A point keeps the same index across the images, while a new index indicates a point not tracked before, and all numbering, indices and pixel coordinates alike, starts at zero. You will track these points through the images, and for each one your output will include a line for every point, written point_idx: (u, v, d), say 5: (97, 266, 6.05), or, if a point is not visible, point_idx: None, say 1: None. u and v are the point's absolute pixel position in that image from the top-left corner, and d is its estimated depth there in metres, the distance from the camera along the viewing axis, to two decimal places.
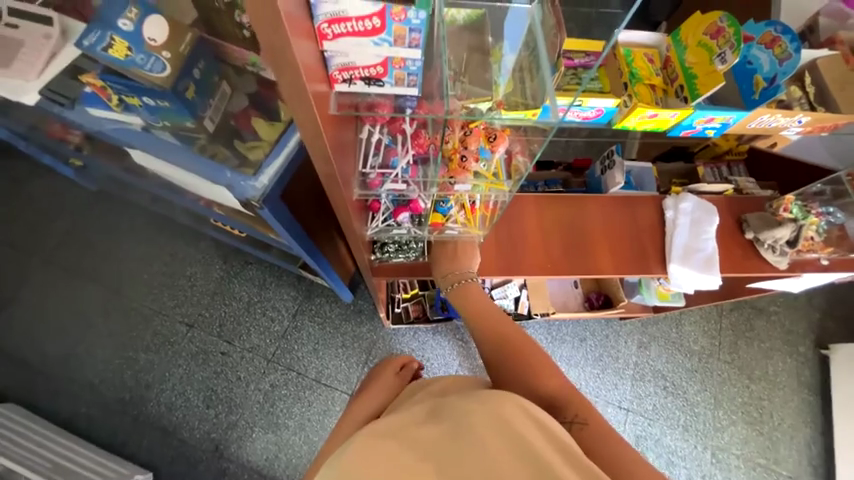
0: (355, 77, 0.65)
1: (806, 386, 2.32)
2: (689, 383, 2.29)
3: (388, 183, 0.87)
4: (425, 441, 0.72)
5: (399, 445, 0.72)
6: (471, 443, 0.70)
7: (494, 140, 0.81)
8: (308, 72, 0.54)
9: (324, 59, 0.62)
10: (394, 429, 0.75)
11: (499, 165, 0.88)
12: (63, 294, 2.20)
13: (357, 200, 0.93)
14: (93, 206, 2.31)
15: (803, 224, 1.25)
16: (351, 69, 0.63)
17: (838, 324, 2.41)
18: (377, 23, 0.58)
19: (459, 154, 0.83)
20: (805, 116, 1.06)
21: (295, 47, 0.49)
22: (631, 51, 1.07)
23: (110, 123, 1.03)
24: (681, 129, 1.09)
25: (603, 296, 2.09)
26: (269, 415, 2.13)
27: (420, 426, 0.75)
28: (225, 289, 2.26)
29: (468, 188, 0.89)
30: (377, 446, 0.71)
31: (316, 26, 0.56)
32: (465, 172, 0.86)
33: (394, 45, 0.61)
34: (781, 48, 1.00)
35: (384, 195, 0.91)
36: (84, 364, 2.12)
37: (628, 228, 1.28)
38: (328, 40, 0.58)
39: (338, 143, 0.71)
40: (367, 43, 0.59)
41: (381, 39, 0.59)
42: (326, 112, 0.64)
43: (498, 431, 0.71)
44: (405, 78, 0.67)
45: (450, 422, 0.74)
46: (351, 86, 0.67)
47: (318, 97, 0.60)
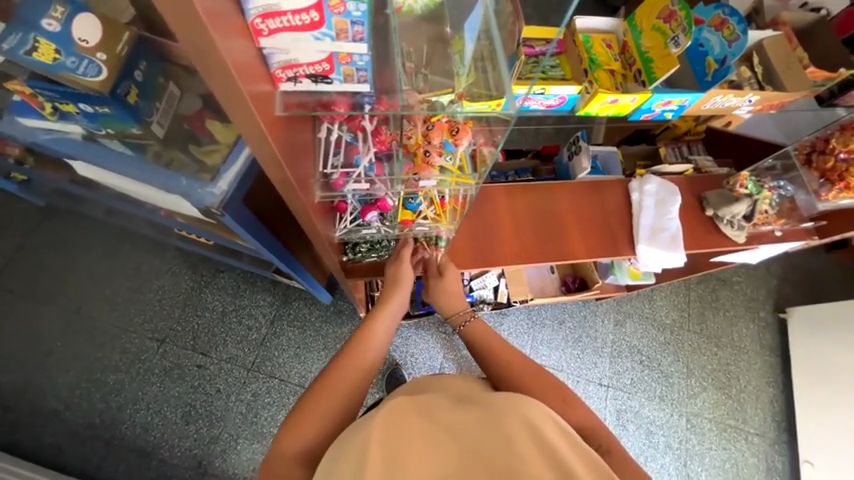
0: (300, 75, 0.62)
1: (767, 349, 2.48)
2: (663, 355, 2.40)
3: (352, 183, 0.83)
4: (450, 422, 0.75)
5: (424, 423, 0.75)
6: (495, 433, 0.72)
7: (457, 133, 0.79)
8: (240, 68, 0.50)
9: (264, 58, 0.58)
10: (420, 408, 0.78)
11: (465, 158, 0.87)
12: (17, 319, 2.05)
13: (322, 201, 0.89)
14: (43, 223, 2.15)
15: (758, 199, 1.31)
16: (294, 66, 0.60)
17: (793, 289, 2.58)
18: (316, 16, 0.53)
19: (423, 149, 0.81)
20: (754, 95, 1.11)
21: (225, 46, 0.46)
22: (590, 37, 1.08)
23: (45, 133, 0.95)
24: (642, 113, 1.11)
25: (578, 278, 2.15)
26: (253, 425, 2.08)
27: (446, 407, 0.78)
28: (197, 300, 2.17)
29: (432, 184, 0.87)
30: (402, 422, 0.75)
31: (249, 22, 0.52)
32: (429, 168, 0.84)
33: (337, 40, 0.57)
34: (729, 30, 1.01)
35: (349, 195, 0.87)
36: (47, 391, 1.99)
37: (598, 208, 1.31)
38: (264, 36, 0.54)
39: (291, 144, 0.68)
40: (307, 37, 0.56)
41: (322, 34, 0.56)
42: (269, 114, 0.60)
43: (522, 426, 0.73)
44: (354, 74, 0.64)
45: (476, 410, 0.77)
46: (297, 84, 0.64)
47: (260, 97, 0.57)
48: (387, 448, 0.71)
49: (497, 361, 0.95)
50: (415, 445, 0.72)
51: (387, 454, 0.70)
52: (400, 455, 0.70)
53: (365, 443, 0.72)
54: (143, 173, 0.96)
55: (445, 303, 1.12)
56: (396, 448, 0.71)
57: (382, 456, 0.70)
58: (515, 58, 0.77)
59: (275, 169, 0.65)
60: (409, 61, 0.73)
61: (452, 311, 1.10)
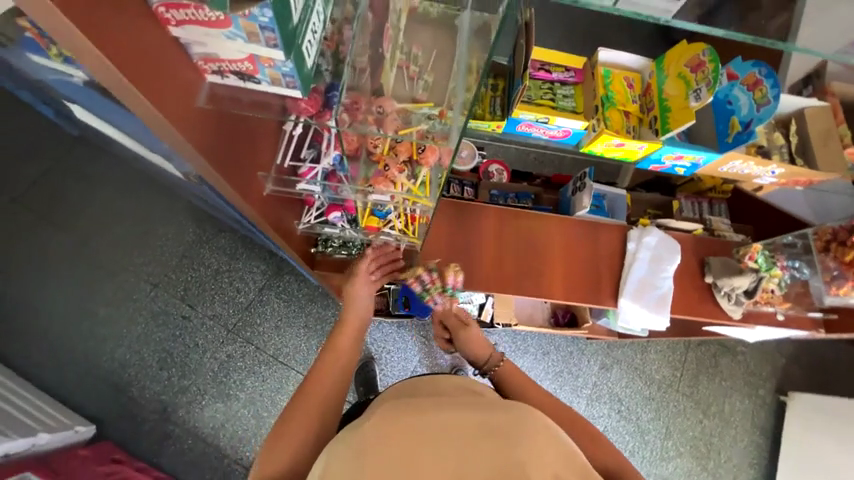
0: (225, 69, 0.61)
1: (759, 429, 2.33)
2: (644, 410, 2.29)
3: (305, 182, 0.81)
4: (450, 426, 0.69)
5: (416, 426, 0.69)
6: (499, 440, 0.67)
7: (423, 152, 0.76)
8: (109, 45, 0.46)
9: (184, 47, 0.57)
10: (416, 409, 0.73)
11: (428, 178, 0.82)
12: (25, 236, 2.13)
13: (273, 196, 0.87)
14: (65, 150, 2.21)
15: (765, 276, 1.21)
16: (215, 60, 0.59)
17: (802, 374, 2.40)
18: (221, 15, 0.50)
19: (384, 163, 0.80)
20: (779, 167, 1.02)
21: (102, 33, 0.45)
22: (610, 73, 1.02)
23: (52, 74, 0.97)
24: (650, 162, 1.05)
25: (570, 314, 2.06)
26: (222, 385, 2.13)
27: (448, 408, 0.72)
28: (195, 254, 2.22)
29: (387, 199, 0.83)
30: (396, 424, 0.70)
31: (154, 9, 0.51)
32: (387, 183, 0.81)
33: (249, 42, 0.54)
34: (761, 92, 0.91)
35: (304, 193, 0.84)
36: (41, 311, 2.08)
37: (589, 255, 1.24)
38: (173, 26, 0.53)
39: (221, 138, 0.67)
40: (218, 34, 0.54)
41: (232, 33, 0.53)
42: (185, 107, 0.59)
43: (525, 436, 0.67)
44: (281, 78, 0.62)
45: (479, 412, 0.71)
46: (224, 78, 0.63)
47: (168, 88, 0.55)
48: (386, 447, 0.67)
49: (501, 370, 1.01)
50: (414, 445, 0.67)
51: (385, 454, 0.66)
52: (397, 458, 0.66)
53: (361, 443, 0.68)
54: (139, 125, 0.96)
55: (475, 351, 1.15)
56: (393, 448, 0.67)
57: (380, 456, 0.66)
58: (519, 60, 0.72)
59: (205, 168, 0.65)
60: (414, 63, 0.77)
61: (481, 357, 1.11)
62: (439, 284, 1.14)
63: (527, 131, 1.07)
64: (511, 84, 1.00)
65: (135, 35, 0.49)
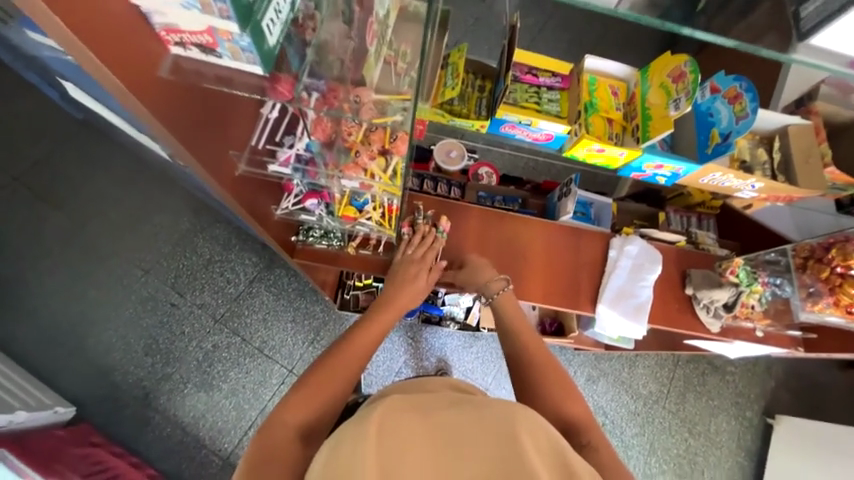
0: (186, 41, 0.60)
1: (744, 451, 2.30)
2: (628, 424, 2.27)
3: (277, 164, 0.82)
4: (446, 423, 0.66)
5: (414, 423, 0.66)
6: (496, 435, 0.64)
7: (396, 141, 0.79)
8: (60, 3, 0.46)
9: (144, 15, 0.56)
10: (415, 407, 0.69)
11: (400, 169, 0.84)
12: (22, 215, 2.15)
13: (247, 177, 0.87)
14: (67, 132, 2.23)
15: (745, 291, 1.21)
16: (176, 31, 0.58)
17: (791, 398, 2.37)
18: None
19: (357, 149, 0.81)
20: (758, 181, 1.02)
21: None
22: (596, 80, 1.03)
23: (48, 51, 0.98)
24: (631, 170, 1.06)
25: (557, 323, 2.03)
26: (205, 375, 2.13)
27: (443, 406, 0.69)
28: (188, 243, 2.23)
29: (358, 186, 0.84)
30: (393, 420, 0.66)
31: None
32: (357, 169, 0.82)
33: (205, 14, 0.53)
34: (741, 106, 0.93)
35: (279, 177, 0.86)
36: (32, 291, 2.09)
37: (570, 259, 1.25)
38: None
39: (185, 108, 0.67)
40: (174, 4, 0.52)
41: (188, 4, 0.52)
42: (145, 74, 0.58)
43: (520, 428, 0.65)
44: (241, 54, 0.61)
45: (474, 407, 0.68)
46: (187, 50, 0.62)
47: (127, 54, 0.55)
48: (385, 448, 0.62)
49: (510, 356, 1.02)
50: (410, 442, 0.63)
51: (383, 454, 0.62)
52: (395, 460, 0.62)
53: (358, 444, 0.63)
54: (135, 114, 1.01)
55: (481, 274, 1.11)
56: (389, 448, 0.62)
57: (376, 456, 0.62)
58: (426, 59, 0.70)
59: (176, 145, 0.66)
60: (404, 61, 0.78)
61: (487, 279, 1.11)
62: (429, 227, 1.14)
63: (511, 132, 1.09)
64: (496, 85, 1.03)
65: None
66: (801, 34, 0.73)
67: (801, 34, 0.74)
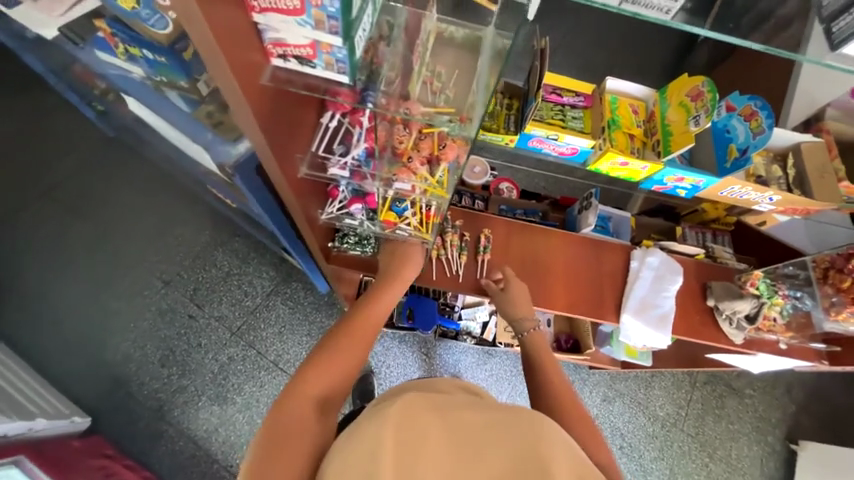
0: (288, 54, 0.70)
1: (767, 479, 2.22)
2: (647, 448, 2.20)
3: (335, 167, 0.91)
4: (469, 424, 0.69)
5: (436, 421, 0.69)
6: (518, 442, 0.67)
7: (445, 148, 0.88)
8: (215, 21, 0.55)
9: (259, 32, 0.67)
10: (438, 407, 0.72)
11: (447, 174, 0.92)
12: (53, 227, 2.22)
13: (305, 181, 0.96)
14: (99, 148, 2.33)
15: (766, 303, 1.24)
16: (283, 45, 0.68)
17: (813, 423, 2.30)
18: (297, 4, 0.60)
19: (409, 155, 0.90)
20: (775, 194, 1.07)
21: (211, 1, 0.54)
22: (617, 99, 1.11)
23: (115, 69, 1.08)
24: (653, 183, 1.12)
25: (573, 339, 1.98)
26: (219, 388, 2.13)
27: (467, 408, 0.72)
28: (208, 255, 2.26)
29: (409, 189, 0.92)
30: (416, 416, 0.69)
31: None
32: (409, 173, 0.91)
33: (315, 29, 0.63)
34: (757, 123, 0.99)
35: (338, 181, 0.94)
36: (58, 300, 2.14)
37: (593, 270, 1.28)
38: (257, 12, 0.62)
39: (275, 114, 0.76)
40: (292, 21, 0.63)
41: (303, 20, 0.62)
42: (253, 82, 0.67)
43: (541, 438, 0.68)
44: (334, 64, 0.71)
45: (490, 412, 0.72)
46: (286, 62, 0.71)
47: (241, 60, 0.63)
48: (404, 446, 0.66)
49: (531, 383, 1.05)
50: (432, 437, 0.67)
51: (402, 452, 0.65)
52: (417, 454, 0.65)
53: (381, 432, 0.67)
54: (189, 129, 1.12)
55: (513, 310, 1.18)
56: (408, 445, 0.66)
57: (399, 445, 0.66)
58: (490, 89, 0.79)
59: (261, 142, 0.75)
60: (438, 79, 0.85)
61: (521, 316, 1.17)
62: (462, 240, 1.24)
63: (537, 146, 1.15)
64: (524, 103, 1.09)
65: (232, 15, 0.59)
66: (834, 45, 0.78)
67: (833, 44, 0.79)
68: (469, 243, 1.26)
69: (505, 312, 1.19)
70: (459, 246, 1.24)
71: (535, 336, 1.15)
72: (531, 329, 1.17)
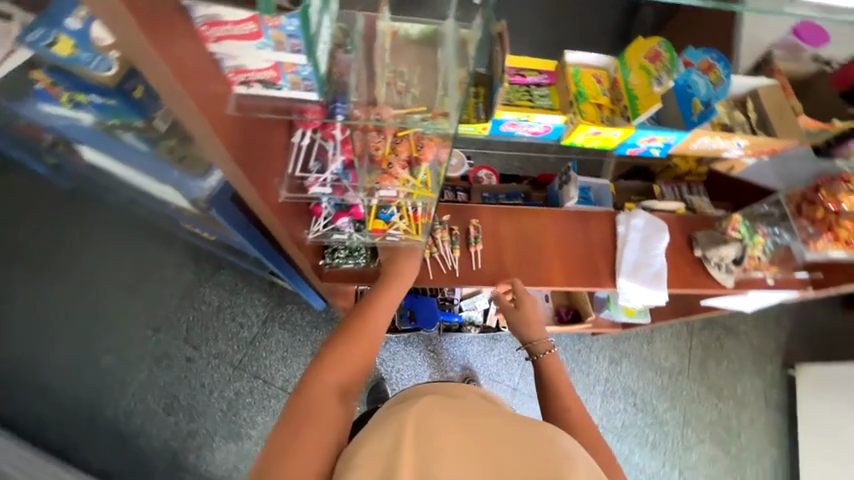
0: (251, 79, 0.69)
1: (773, 407, 2.33)
2: (659, 401, 2.27)
3: (320, 186, 0.90)
4: (486, 428, 0.74)
5: (456, 426, 0.73)
6: (533, 450, 0.72)
7: (422, 148, 0.87)
8: (172, 58, 0.53)
9: (217, 62, 0.65)
10: (458, 410, 0.76)
11: (429, 174, 0.92)
12: (24, 293, 2.10)
13: (287, 203, 0.94)
14: (57, 203, 2.20)
15: (749, 244, 1.30)
16: (244, 71, 0.67)
17: (805, 347, 2.43)
18: (254, 28, 0.58)
19: (389, 161, 0.89)
20: (742, 139, 1.11)
21: (163, 40, 0.52)
22: (579, 72, 1.12)
23: (62, 118, 1.02)
24: (626, 147, 1.14)
25: (573, 310, 2.01)
26: (231, 424, 2.08)
27: (485, 414, 0.77)
28: (194, 293, 2.19)
29: (394, 194, 0.92)
30: (436, 420, 0.74)
31: (197, 28, 0.58)
32: (391, 179, 0.91)
33: (276, 50, 0.62)
34: (716, 75, 1.04)
35: (322, 199, 0.93)
36: (43, 368, 2.03)
37: (583, 241, 1.31)
38: (212, 42, 0.60)
39: (246, 142, 0.74)
40: (250, 46, 0.61)
41: (262, 44, 0.61)
42: (219, 114, 0.65)
43: (553, 450, 0.72)
44: (300, 83, 0.71)
45: (506, 418, 0.77)
46: (250, 88, 0.71)
47: (204, 93, 0.61)
48: (421, 447, 0.71)
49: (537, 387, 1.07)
50: (453, 440, 0.72)
51: (420, 452, 0.70)
52: (436, 455, 0.70)
53: (402, 432, 0.72)
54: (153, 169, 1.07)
55: (528, 332, 1.19)
56: (426, 445, 0.71)
57: (420, 446, 0.71)
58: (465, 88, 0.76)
59: (236, 172, 0.72)
60: (402, 78, 0.84)
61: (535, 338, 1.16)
62: (453, 235, 1.24)
63: (510, 130, 1.15)
64: (491, 89, 1.08)
65: (185, 48, 0.56)
66: None
67: None
68: (459, 243, 1.25)
69: (521, 334, 1.21)
70: (451, 241, 1.25)
71: (550, 359, 1.09)
72: (546, 351, 1.12)
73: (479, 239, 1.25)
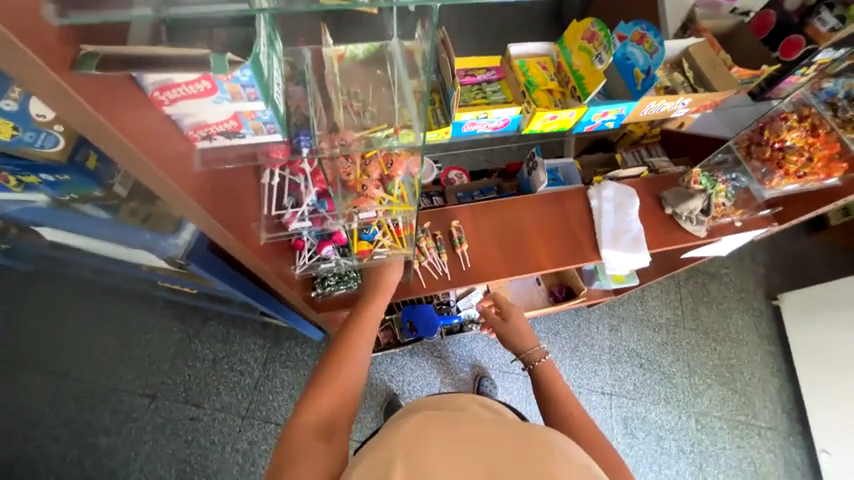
0: (212, 133, 0.69)
1: (767, 339, 2.45)
2: (662, 356, 2.35)
3: (299, 221, 0.90)
4: (480, 434, 0.75)
5: (450, 436, 0.75)
6: (527, 454, 0.73)
7: (392, 164, 0.87)
8: (127, 128, 0.54)
9: (175, 122, 0.65)
10: (452, 420, 0.78)
11: (404, 188, 0.93)
12: (3, 389, 1.97)
13: (268, 243, 0.94)
14: (23, 288, 2.09)
15: (713, 193, 1.36)
16: (205, 126, 0.67)
17: (781, 275, 2.57)
18: (208, 85, 0.58)
19: (362, 184, 0.89)
20: (686, 97, 1.17)
21: (117, 114, 0.53)
22: (525, 62, 1.16)
23: (16, 202, 0.98)
24: (584, 125, 1.18)
25: (565, 287, 2.06)
26: (252, 475, 1.99)
27: (478, 421, 0.78)
28: (187, 350, 2.12)
29: (374, 215, 0.93)
30: (430, 433, 0.75)
31: (150, 94, 0.58)
32: (369, 200, 0.91)
33: (234, 101, 0.62)
34: (649, 44, 1.10)
35: (302, 231, 0.93)
36: (37, 463, 1.89)
37: (562, 221, 1.35)
38: (167, 104, 0.60)
39: (217, 192, 0.74)
40: (206, 101, 0.61)
41: (218, 97, 0.61)
42: (185, 171, 0.66)
43: (547, 454, 0.73)
44: (263, 127, 0.71)
45: (499, 423, 0.78)
46: (213, 140, 0.71)
47: (168, 153, 0.62)
48: (417, 458, 0.72)
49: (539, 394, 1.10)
50: (447, 451, 0.72)
51: (415, 464, 0.71)
52: (431, 466, 0.70)
53: (396, 448, 0.74)
54: (120, 234, 1.03)
55: (520, 343, 1.28)
56: (424, 455, 0.72)
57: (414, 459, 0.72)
58: (423, 99, 0.77)
59: (213, 226, 0.73)
60: (357, 99, 0.85)
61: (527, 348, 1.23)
62: (437, 240, 1.26)
63: (472, 129, 1.16)
64: (445, 94, 1.11)
65: (141, 115, 0.58)
66: None
67: None
68: (445, 245, 1.27)
69: (515, 345, 1.29)
70: (436, 246, 1.26)
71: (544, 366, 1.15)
72: (540, 359, 1.18)
73: (463, 238, 1.28)
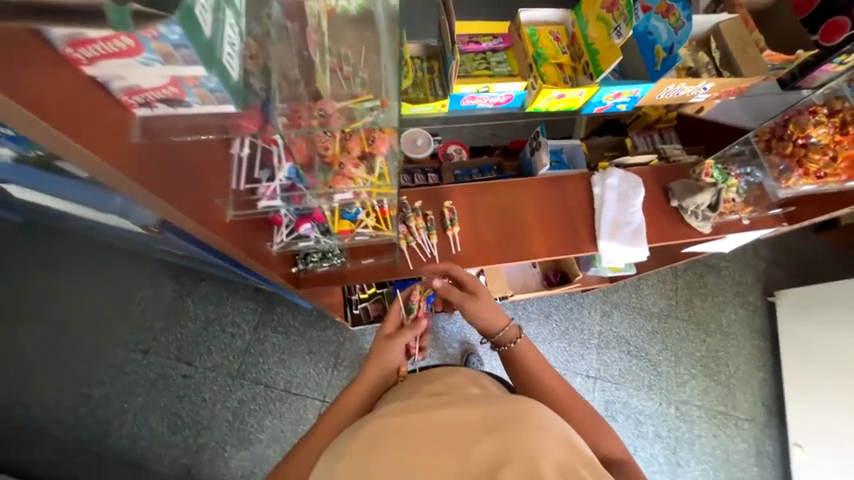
0: (151, 99, 0.59)
1: (757, 334, 2.44)
2: (650, 345, 2.35)
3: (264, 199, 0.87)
4: (450, 422, 0.68)
5: (417, 427, 0.68)
6: (501, 433, 0.64)
7: (375, 141, 0.82)
8: (35, 102, 0.45)
9: (101, 85, 0.55)
10: (420, 409, 0.71)
11: (386, 167, 0.88)
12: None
13: (246, 218, 0.91)
14: (15, 239, 2.08)
15: (724, 187, 1.28)
16: (139, 92, 0.57)
17: (782, 272, 2.53)
18: (130, 42, 0.49)
19: (340, 161, 0.85)
20: (708, 82, 1.06)
21: (23, 84, 0.44)
22: (535, 30, 1.06)
23: None
24: (593, 105, 1.09)
25: (560, 272, 2.02)
26: (240, 432, 2.05)
27: (449, 406, 0.71)
28: (179, 309, 2.13)
29: (351, 196, 0.89)
30: (397, 425, 0.69)
31: (62, 52, 0.49)
32: (346, 180, 0.87)
33: (167, 64, 0.54)
34: (675, 17, 0.97)
35: (278, 207, 0.91)
36: (35, 409, 1.95)
37: (559, 210, 1.28)
38: (87, 64, 0.50)
39: (170, 170, 0.66)
40: (134, 62, 0.52)
41: (147, 58, 0.52)
42: (123, 147, 0.57)
43: (526, 430, 0.64)
44: (210, 94, 0.62)
45: (472, 405, 0.70)
46: (154, 109, 0.61)
47: (94, 123, 0.53)
48: (382, 454, 0.66)
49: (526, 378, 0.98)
50: (413, 444, 0.66)
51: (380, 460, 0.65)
52: (396, 463, 0.64)
53: (362, 445, 0.68)
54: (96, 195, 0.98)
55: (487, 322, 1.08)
56: (388, 452, 0.65)
57: (378, 456, 0.65)
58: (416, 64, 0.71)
59: (167, 206, 0.65)
60: (345, 63, 0.78)
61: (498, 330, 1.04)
62: (427, 220, 1.21)
63: (471, 103, 1.08)
64: (446, 63, 1.01)
65: (57, 78, 0.48)
66: None
67: None
68: (436, 225, 1.22)
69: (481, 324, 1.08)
70: (427, 227, 1.21)
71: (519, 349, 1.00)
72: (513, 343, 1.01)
73: (454, 220, 1.22)
